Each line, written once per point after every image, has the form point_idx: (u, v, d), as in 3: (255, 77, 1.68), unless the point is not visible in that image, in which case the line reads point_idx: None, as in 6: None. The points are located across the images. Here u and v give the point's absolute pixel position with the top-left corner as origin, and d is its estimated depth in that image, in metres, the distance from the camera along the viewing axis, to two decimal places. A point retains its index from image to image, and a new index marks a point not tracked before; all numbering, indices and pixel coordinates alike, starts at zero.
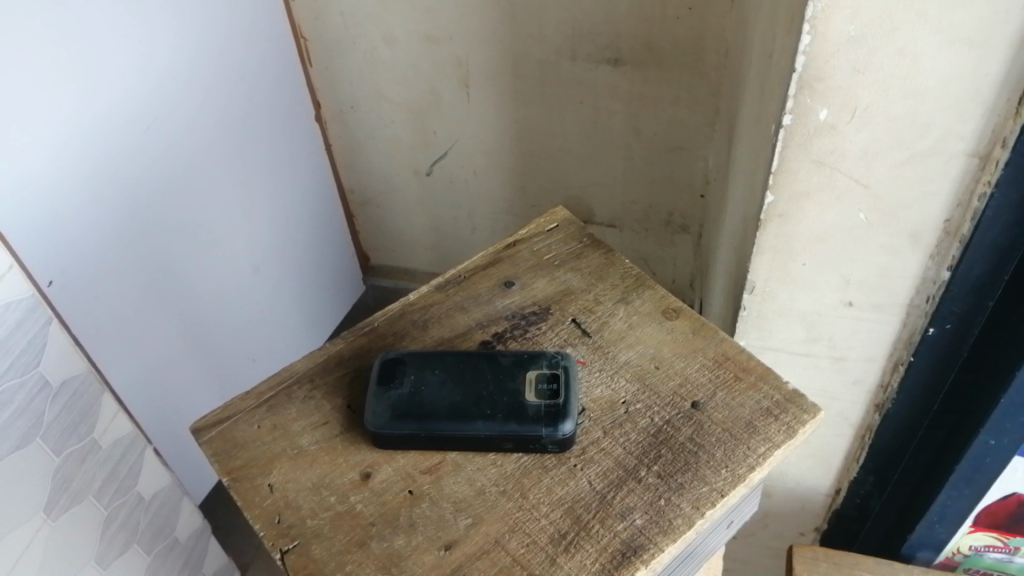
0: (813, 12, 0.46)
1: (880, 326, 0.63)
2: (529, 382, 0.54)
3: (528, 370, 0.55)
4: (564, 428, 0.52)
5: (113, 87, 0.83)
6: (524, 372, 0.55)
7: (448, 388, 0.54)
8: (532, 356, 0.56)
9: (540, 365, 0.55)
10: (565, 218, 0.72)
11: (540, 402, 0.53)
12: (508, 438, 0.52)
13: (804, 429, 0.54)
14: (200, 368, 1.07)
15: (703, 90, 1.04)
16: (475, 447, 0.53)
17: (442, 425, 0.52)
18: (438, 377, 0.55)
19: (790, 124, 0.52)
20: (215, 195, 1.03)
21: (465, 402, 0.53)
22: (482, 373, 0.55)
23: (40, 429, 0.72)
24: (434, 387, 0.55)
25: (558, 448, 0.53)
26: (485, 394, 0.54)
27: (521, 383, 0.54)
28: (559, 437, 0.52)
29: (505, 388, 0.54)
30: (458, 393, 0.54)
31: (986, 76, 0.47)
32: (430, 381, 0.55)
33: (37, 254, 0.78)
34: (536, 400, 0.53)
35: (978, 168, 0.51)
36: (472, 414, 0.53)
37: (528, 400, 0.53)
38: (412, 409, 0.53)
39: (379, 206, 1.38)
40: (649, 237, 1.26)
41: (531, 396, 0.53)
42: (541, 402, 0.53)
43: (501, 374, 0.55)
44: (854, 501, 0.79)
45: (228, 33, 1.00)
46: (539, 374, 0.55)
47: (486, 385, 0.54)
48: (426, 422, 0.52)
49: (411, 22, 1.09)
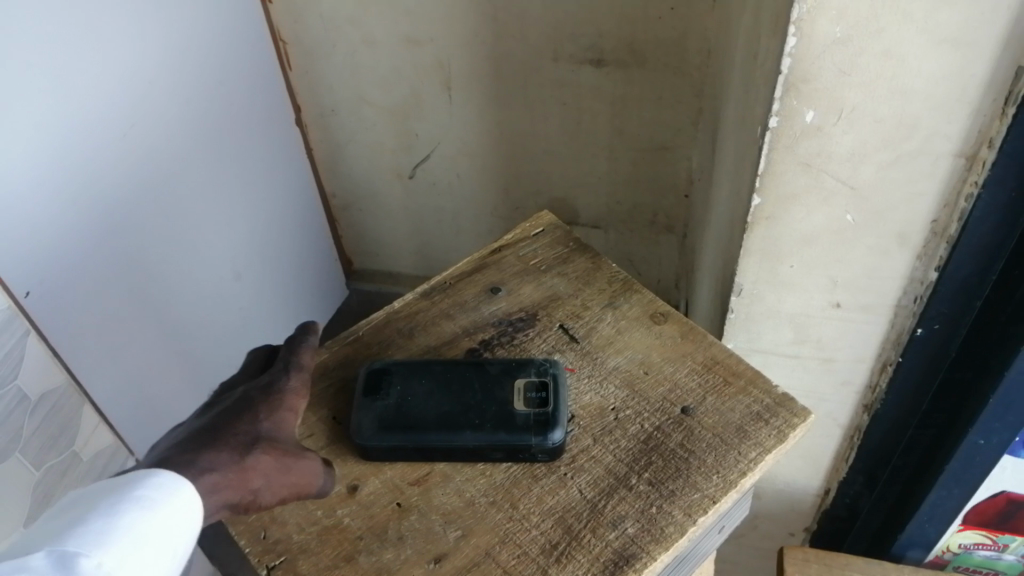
0: (799, 13, 0.46)
1: (869, 326, 0.63)
2: (518, 390, 0.54)
3: (517, 378, 0.54)
4: (553, 436, 0.51)
5: (89, 92, 0.82)
6: (513, 380, 0.54)
7: (436, 398, 0.54)
8: (520, 363, 0.56)
9: (529, 373, 0.55)
10: (551, 222, 0.71)
11: (528, 410, 0.52)
12: (497, 448, 0.51)
13: (795, 432, 0.53)
14: (183, 377, 1.06)
15: (686, 90, 1.04)
16: (463, 457, 0.52)
17: (430, 436, 0.52)
18: (426, 387, 0.54)
19: (776, 126, 0.52)
20: (194, 201, 1.02)
21: (453, 411, 0.52)
22: (470, 382, 0.55)
23: (19, 443, 0.70)
24: (422, 397, 0.54)
25: (547, 457, 0.52)
26: (474, 403, 0.53)
27: (510, 391, 0.54)
28: (549, 445, 0.51)
29: (493, 397, 0.53)
30: (445, 403, 0.53)
31: (972, 76, 0.47)
32: (417, 390, 0.54)
33: (16, 265, 0.76)
34: (524, 408, 0.52)
35: (965, 168, 0.51)
36: (460, 424, 0.52)
37: (517, 409, 0.52)
38: (400, 420, 0.52)
39: (362, 209, 1.36)
40: (634, 237, 1.25)
41: (520, 404, 0.53)
42: (530, 411, 0.52)
43: (489, 383, 0.54)
44: (843, 501, 0.79)
45: (205, 38, 0.98)
46: (527, 382, 0.54)
47: (474, 394, 0.54)
48: (414, 433, 0.52)
49: (392, 24, 1.08)
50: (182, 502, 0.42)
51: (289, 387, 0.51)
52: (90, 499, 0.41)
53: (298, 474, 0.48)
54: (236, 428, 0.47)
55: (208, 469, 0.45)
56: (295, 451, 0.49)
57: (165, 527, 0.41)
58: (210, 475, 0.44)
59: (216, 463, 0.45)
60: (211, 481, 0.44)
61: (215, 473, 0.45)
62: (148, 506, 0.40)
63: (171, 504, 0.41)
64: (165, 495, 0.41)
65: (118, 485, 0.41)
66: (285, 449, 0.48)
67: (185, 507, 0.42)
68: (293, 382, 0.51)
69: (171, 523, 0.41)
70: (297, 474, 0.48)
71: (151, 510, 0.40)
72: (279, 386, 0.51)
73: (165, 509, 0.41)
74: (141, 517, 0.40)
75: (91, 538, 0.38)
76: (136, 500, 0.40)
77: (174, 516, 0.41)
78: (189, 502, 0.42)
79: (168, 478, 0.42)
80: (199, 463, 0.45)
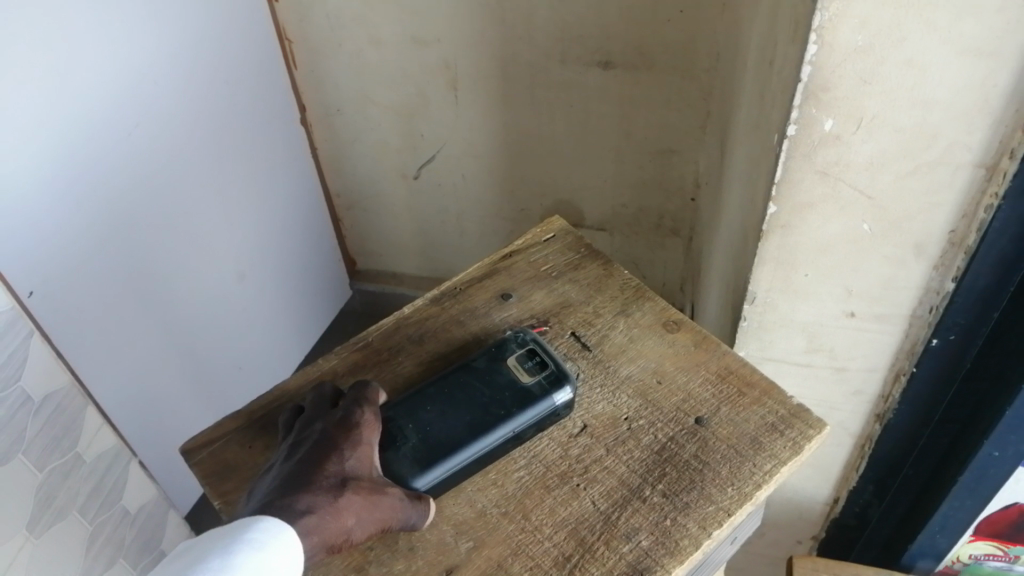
0: (820, 21, 0.45)
1: (882, 336, 0.62)
2: (514, 366, 0.55)
3: (505, 358, 0.55)
4: (567, 394, 0.53)
5: (91, 90, 0.81)
6: (503, 361, 0.55)
7: (455, 416, 0.52)
8: (499, 346, 0.57)
9: (512, 349, 0.56)
10: (562, 228, 0.71)
11: (537, 379, 0.54)
12: (530, 423, 0.53)
13: (810, 445, 0.52)
14: (186, 379, 1.05)
15: (695, 94, 1.03)
16: (503, 452, 0.53)
17: (474, 449, 0.51)
18: (435, 411, 0.52)
19: (794, 134, 0.51)
20: (196, 201, 1.01)
21: (477, 415, 0.52)
22: (471, 384, 0.54)
23: (22, 444, 0.70)
24: (439, 421, 0.52)
25: (568, 409, 0.55)
26: (490, 398, 0.53)
27: (510, 372, 0.54)
28: (565, 401, 0.54)
29: (500, 384, 0.54)
30: (466, 412, 0.52)
31: (994, 85, 0.46)
32: (431, 418, 0.52)
33: (16, 264, 0.75)
34: (531, 378, 0.54)
35: (985, 178, 0.50)
36: (490, 421, 0.52)
37: (526, 382, 0.54)
38: (436, 450, 0.50)
39: (366, 210, 1.36)
40: (639, 240, 1.25)
41: (525, 377, 0.54)
42: (538, 377, 0.54)
43: (486, 374, 0.55)
44: (852, 510, 0.78)
45: (208, 37, 0.98)
46: (516, 357, 0.55)
47: (483, 393, 0.53)
48: (458, 453, 0.50)
49: (398, 25, 1.07)
50: (287, 545, 0.41)
51: (365, 420, 0.50)
52: (215, 537, 0.42)
53: (385, 510, 0.46)
54: (325, 468, 0.46)
55: (306, 509, 0.43)
56: (380, 487, 0.47)
57: (275, 568, 0.40)
58: (310, 517, 0.43)
59: (314, 506, 0.44)
60: (306, 525, 0.43)
61: (313, 515, 0.43)
62: (253, 546, 0.40)
63: (275, 545, 0.41)
64: (272, 536, 0.41)
65: (234, 526, 0.42)
66: (372, 487, 0.46)
67: (291, 549, 0.41)
68: (365, 415, 0.50)
69: (278, 565, 0.40)
70: (384, 510, 0.46)
71: (259, 551, 0.40)
72: (355, 420, 0.50)
73: (272, 549, 0.40)
74: (248, 559, 0.40)
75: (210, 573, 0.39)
76: (245, 542, 0.40)
77: (283, 559, 0.41)
78: (294, 545, 0.41)
79: (274, 522, 0.42)
80: (296, 506, 0.43)
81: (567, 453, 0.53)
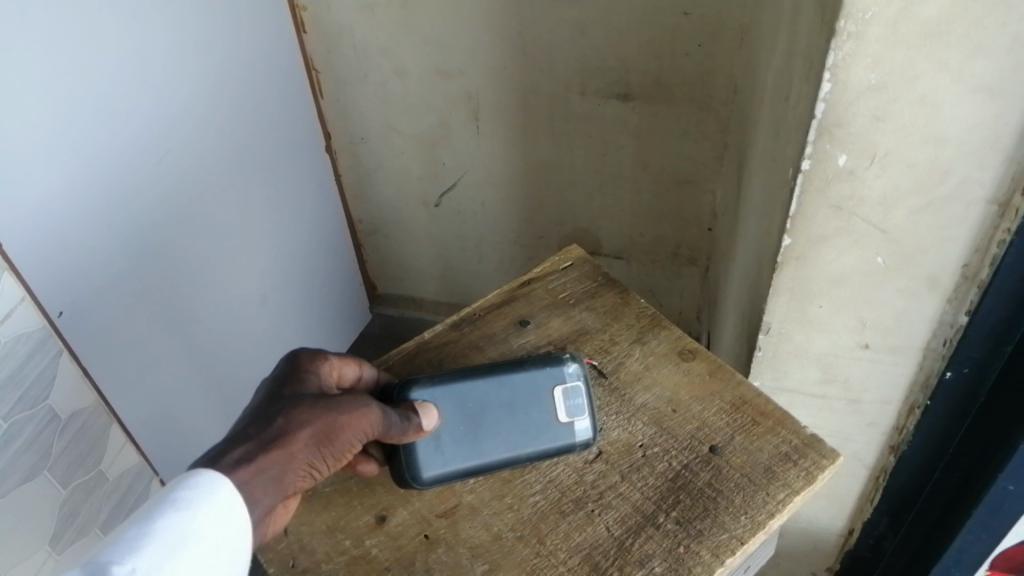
0: (834, 60, 0.47)
1: (895, 368, 0.63)
2: (557, 400, 0.55)
3: (552, 386, 0.55)
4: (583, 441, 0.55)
5: (122, 119, 0.84)
6: (549, 388, 0.55)
7: (486, 424, 0.54)
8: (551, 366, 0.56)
9: (561, 378, 0.55)
10: (579, 257, 0.72)
11: (570, 423, 0.54)
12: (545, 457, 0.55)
13: (823, 474, 0.53)
14: (207, 401, 1.06)
15: (712, 125, 1.05)
16: None
17: (489, 466, 0.53)
18: (470, 414, 0.54)
19: (809, 169, 0.52)
20: (222, 226, 1.03)
21: (505, 435, 0.54)
22: (511, 397, 0.55)
23: (48, 461, 0.72)
24: (470, 426, 0.54)
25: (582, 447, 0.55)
26: (520, 423, 0.54)
27: (550, 404, 0.55)
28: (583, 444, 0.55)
29: (536, 413, 0.54)
30: (496, 429, 0.54)
31: (1006, 125, 0.47)
32: (463, 420, 0.54)
33: (48, 286, 0.77)
34: (566, 422, 0.54)
35: (998, 215, 0.51)
36: (514, 447, 0.54)
37: (560, 424, 0.54)
38: (456, 458, 0.53)
39: (387, 235, 1.38)
40: (656, 269, 1.26)
41: (562, 417, 0.54)
42: (573, 424, 0.54)
43: (528, 395, 0.55)
44: (867, 542, 0.78)
45: (236, 67, 1.00)
46: (563, 389, 0.55)
47: (519, 411, 0.54)
48: (471, 460, 0.53)
49: (423, 56, 1.10)
50: (219, 502, 0.44)
51: (306, 362, 0.54)
52: (145, 508, 0.44)
53: (337, 417, 0.49)
54: (264, 405, 0.50)
55: (238, 442, 0.47)
56: (329, 402, 0.50)
57: (205, 526, 0.44)
58: (249, 446, 0.47)
59: (251, 438, 0.47)
60: (244, 454, 0.47)
61: (253, 443, 0.47)
62: (188, 509, 0.43)
63: (205, 505, 0.44)
64: (202, 496, 0.44)
65: (166, 489, 0.45)
66: (318, 404, 0.50)
67: (220, 504, 0.44)
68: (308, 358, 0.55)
69: (211, 524, 0.44)
70: (342, 415, 0.50)
71: (188, 512, 0.43)
72: (298, 363, 0.54)
73: (203, 509, 0.44)
74: (179, 520, 0.43)
75: (137, 539, 0.42)
76: (175, 504, 0.44)
77: (221, 516, 0.44)
78: (226, 500, 0.45)
79: (203, 473, 0.45)
80: (234, 445, 0.47)
81: (582, 478, 0.54)
